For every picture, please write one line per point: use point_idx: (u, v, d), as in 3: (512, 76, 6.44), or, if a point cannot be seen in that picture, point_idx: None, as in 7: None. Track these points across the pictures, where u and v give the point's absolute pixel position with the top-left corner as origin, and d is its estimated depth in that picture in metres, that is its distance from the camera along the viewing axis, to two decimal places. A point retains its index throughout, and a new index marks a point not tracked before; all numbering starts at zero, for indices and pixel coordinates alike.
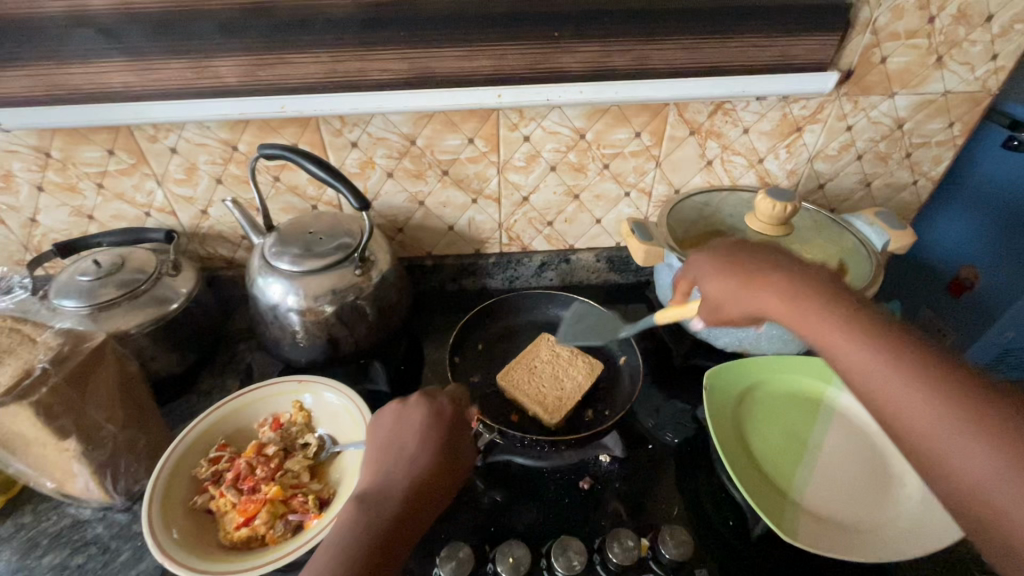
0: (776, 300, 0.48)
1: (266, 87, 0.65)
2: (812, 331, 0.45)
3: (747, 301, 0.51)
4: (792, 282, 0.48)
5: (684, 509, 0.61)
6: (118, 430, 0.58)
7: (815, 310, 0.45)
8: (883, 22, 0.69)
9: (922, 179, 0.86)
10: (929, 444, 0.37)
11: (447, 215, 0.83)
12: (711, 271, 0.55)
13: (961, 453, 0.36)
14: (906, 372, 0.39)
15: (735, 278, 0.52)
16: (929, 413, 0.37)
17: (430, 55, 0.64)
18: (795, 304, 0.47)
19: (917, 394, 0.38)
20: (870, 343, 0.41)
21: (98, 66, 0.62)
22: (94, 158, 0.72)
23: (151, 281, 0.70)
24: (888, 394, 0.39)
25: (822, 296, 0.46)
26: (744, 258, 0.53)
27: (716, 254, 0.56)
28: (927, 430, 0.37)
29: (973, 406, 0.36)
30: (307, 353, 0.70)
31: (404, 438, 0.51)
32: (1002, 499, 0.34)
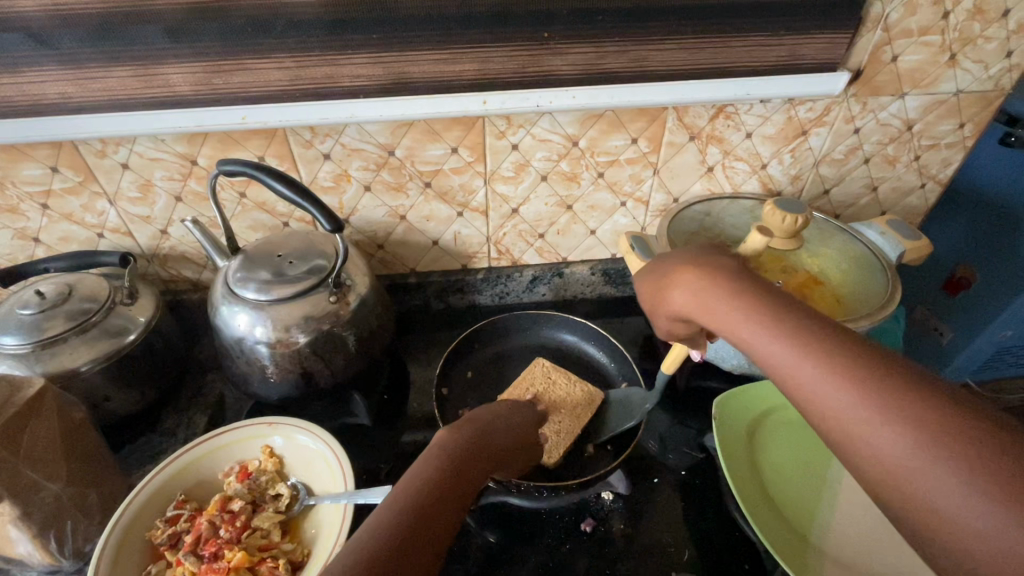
0: (689, 300, 0.44)
1: (224, 95, 0.59)
2: (729, 325, 0.40)
3: (666, 304, 0.46)
4: (707, 275, 0.43)
5: (695, 552, 0.57)
6: (62, 487, 0.52)
7: (728, 301, 0.41)
8: (895, 18, 0.64)
9: (929, 182, 0.82)
10: (852, 434, 0.32)
11: (431, 230, 0.78)
12: (639, 278, 0.50)
13: (884, 440, 0.31)
14: (821, 359, 0.35)
15: (662, 284, 0.47)
16: (847, 400, 0.33)
17: (407, 59, 0.58)
18: (712, 301, 0.42)
19: (828, 376, 0.34)
20: (784, 333, 0.37)
21: (31, 75, 0.55)
22: (34, 176, 0.65)
23: (103, 312, 0.63)
24: (806, 385, 0.35)
25: (734, 285, 0.42)
26: (663, 258, 0.48)
27: (645, 268, 0.51)
28: (846, 422, 0.33)
29: (892, 387, 0.32)
30: (280, 388, 0.64)
31: (489, 414, 0.55)
32: (930, 489, 0.29)
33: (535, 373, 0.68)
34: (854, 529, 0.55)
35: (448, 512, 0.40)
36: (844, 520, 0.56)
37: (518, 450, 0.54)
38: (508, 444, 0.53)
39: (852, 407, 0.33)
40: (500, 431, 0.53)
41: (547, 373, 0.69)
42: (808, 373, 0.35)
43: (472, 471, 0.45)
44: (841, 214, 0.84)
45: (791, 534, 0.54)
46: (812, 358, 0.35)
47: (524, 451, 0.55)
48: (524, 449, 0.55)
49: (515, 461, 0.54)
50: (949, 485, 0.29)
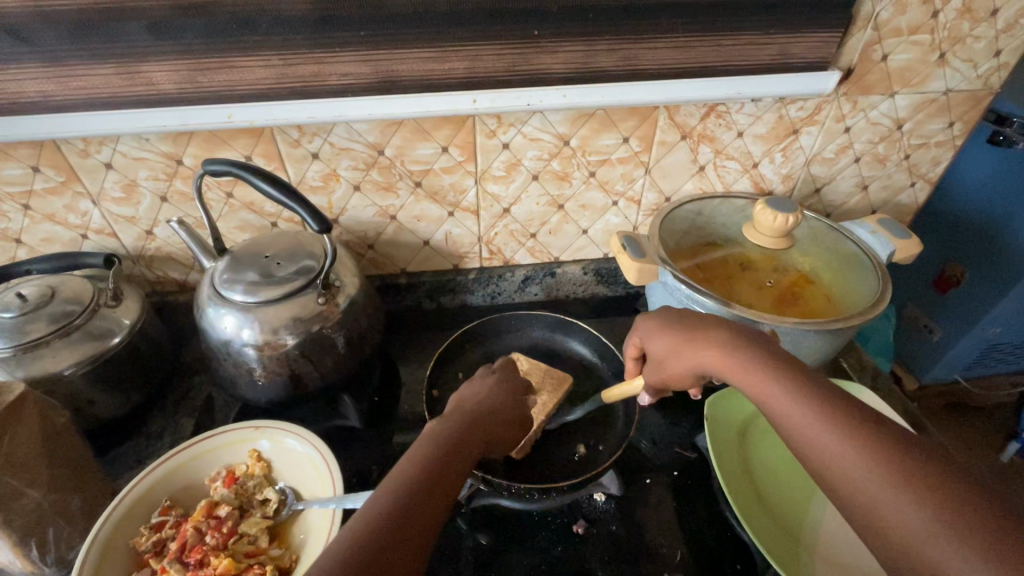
0: (715, 356, 0.47)
1: (209, 94, 0.58)
2: (750, 383, 0.44)
3: (691, 356, 0.49)
4: (732, 339, 0.47)
5: (688, 553, 0.56)
6: (44, 494, 0.51)
7: (751, 362, 0.45)
8: (885, 17, 0.64)
9: (919, 181, 0.82)
10: (862, 497, 0.35)
11: (422, 230, 0.77)
12: (654, 330, 0.54)
13: (892, 504, 0.34)
14: (840, 427, 0.38)
15: (678, 339, 0.51)
16: (858, 465, 0.36)
17: (396, 57, 0.58)
18: (736, 363, 0.46)
19: (846, 443, 0.37)
20: (802, 396, 0.41)
21: (9, 72, 0.53)
22: (15, 176, 0.64)
23: (86, 314, 0.61)
24: (822, 446, 0.38)
25: (757, 350, 0.46)
26: (687, 316, 0.52)
27: (658, 315, 0.55)
28: (856, 484, 0.36)
29: (901, 456, 0.35)
30: (268, 390, 0.63)
31: (478, 394, 0.54)
32: (935, 554, 0.32)
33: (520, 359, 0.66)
34: (843, 527, 0.55)
35: (441, 495, 0.40)
36: (838, 520, 0.56)
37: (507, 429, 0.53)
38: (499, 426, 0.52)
39: (863, 471, 0.36)
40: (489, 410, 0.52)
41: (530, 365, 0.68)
42: (824, 435, 0.38)
43: (466, 453, 0.45)
44: (832, 213, 0.84)
45: (780, 532, 0.54)
46: (827, 423, 0.38)
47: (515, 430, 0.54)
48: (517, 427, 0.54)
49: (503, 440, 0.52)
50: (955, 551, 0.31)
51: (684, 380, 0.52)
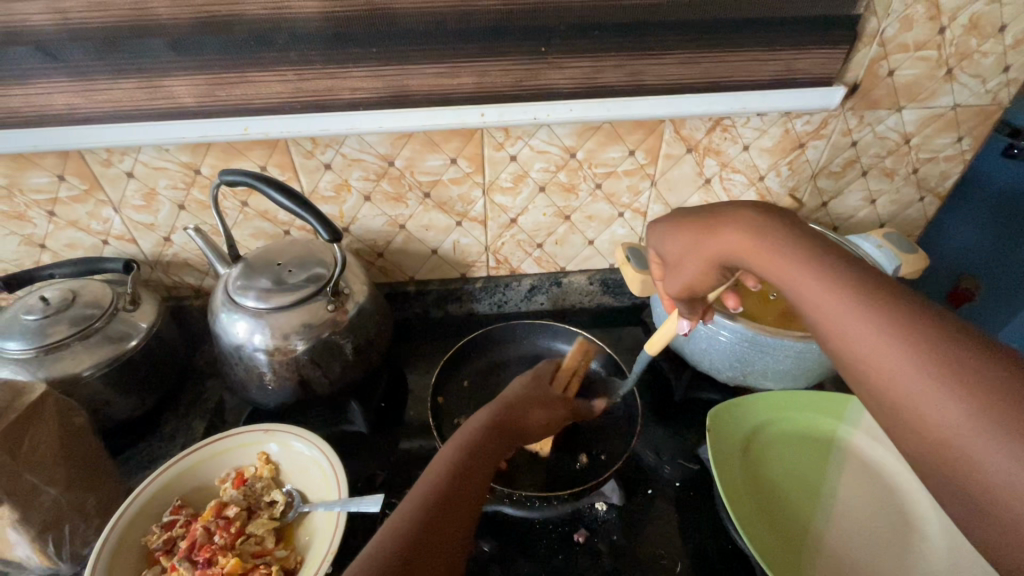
0: (739, 242, 0.43)
1: (227, 107, 0.60)
2: (777, 268, 0.40)
3: (712, 249, 0.46)
4: (762, 222, 0.43)
5: (688, 564, 0.57)
6: (61, 491, 0.52)
7: (781, 249, 0.40)
8: (891, 33, 0.65)
9: (928, 195, 0.82)
10: (892, 390, 0.31)
11: (431, 239, 0.78)
12: (673, 228, 0.50)
13: (926, 393, 0.30)
14: (873, 311, 0.33)
15: (698, 233, 0.47)
16: (890, 353, 0.31)
17: (407, 72, 0.59)
18: (761, 245, 0.42)
19: (875, 330, 0.33)
20: (836, 281, 0.36)
21: (39, 86, 0.56)
22: (42, 184, 0.66)
23: (106, 317, 0.64)
24: (851, 335, 0.34)
25: (785, 234, 0.41)
26: (710, 207, 0.48)
27: (676, 215, 0.51)
28: (884, 373, 0.32)
29: (944, 344, 0.30)
30: (278, 394, 0.65)
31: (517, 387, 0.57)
32: (972, 447, 0.28)
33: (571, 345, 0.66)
34: (845, 542, 0.55)
35: (468, 501, 0.42)
36: (839, 535, 0.56)
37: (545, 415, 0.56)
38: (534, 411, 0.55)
39: (896, 358, 0.31)
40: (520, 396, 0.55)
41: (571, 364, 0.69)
42: (855, 322, 0.34)
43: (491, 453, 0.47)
44: (840, 226, 0.85)
45: (778, 544, 0.55)
46: (860, 309, 0.34)
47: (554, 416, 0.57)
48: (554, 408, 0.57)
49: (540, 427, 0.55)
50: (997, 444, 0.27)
51: (704, 280, 0.48)
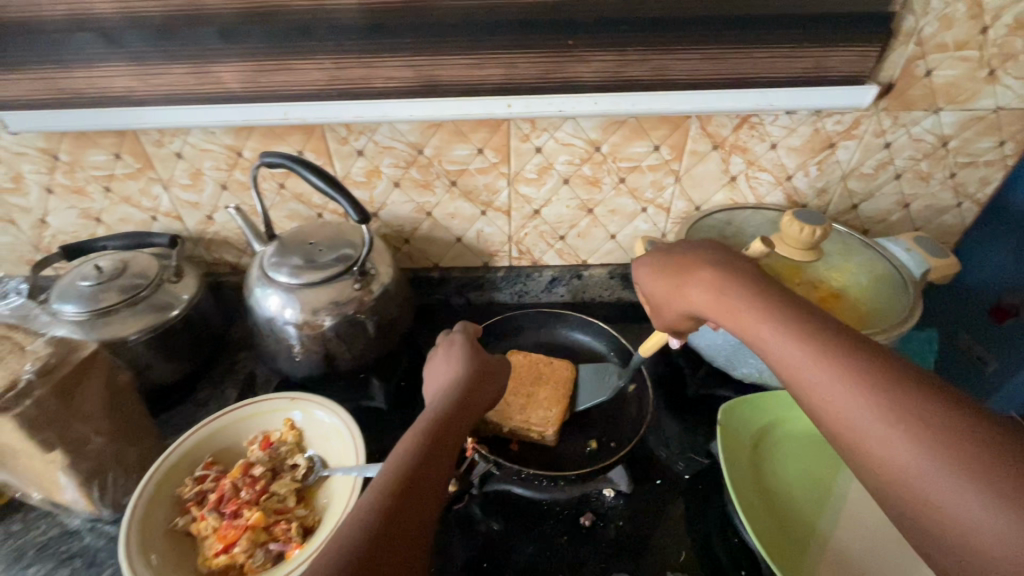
0: (702, 295, 0.47)
1: (269, 93, 0.64)
2: (740, 322, 0.43)
3: (683, 296, 0.49)
4: (727, 281, 0.46)
5: (692, 554, 0.57)
6: (105, 442, 0.57)
7: (744, 305, 0.43)
8: (929, 32, 0.63)
9: (966, 201, 0.80)
10: (855, 438, 0.34)
11: (455, 227, 0.81)
12: (652, 275, 0.54)
13: (883, 440, 0.33)
14: (831, 362, 0.37)
15: (670, 282, 0.51)
16: (851, 405, 0.35)
17: (438, 63, 0.62)
18: (725, 299, 0.45)
19: (835, 380, 0.36)
20: (795, 333, 0.39)
21: (102, 69, 0.61)
22: (100, 162, 0.72)
23: (151, 288, 0.69)
24: (812, 387, 0.37)
25: (745, 289, 0.44)
26: (685, 257, 0.51)
27: (652, 259, 0.55)
28: (849, 423, 0.35)
29: (894, 390, 0.34)
30: (305, 366, 0.68)
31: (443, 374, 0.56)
32: (927, 489, 0.31)
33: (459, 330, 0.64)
34: (857, 542, 0.55)
35: (432, 490, 0.41)
36: (848, 535, 0.55)
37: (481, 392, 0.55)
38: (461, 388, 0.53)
39: (864, 411, 0.34)
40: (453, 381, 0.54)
41: (525, 356, 0.71)
42: (820, 377, 0.37)
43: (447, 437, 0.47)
44: (870, 230, 0.83)
45: (788, 544, 0.55)
46: (821, 362, 0.37)
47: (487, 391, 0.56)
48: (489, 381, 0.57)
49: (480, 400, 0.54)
50: (959, 491, 0.30)
51: (681, 321, 0.52)
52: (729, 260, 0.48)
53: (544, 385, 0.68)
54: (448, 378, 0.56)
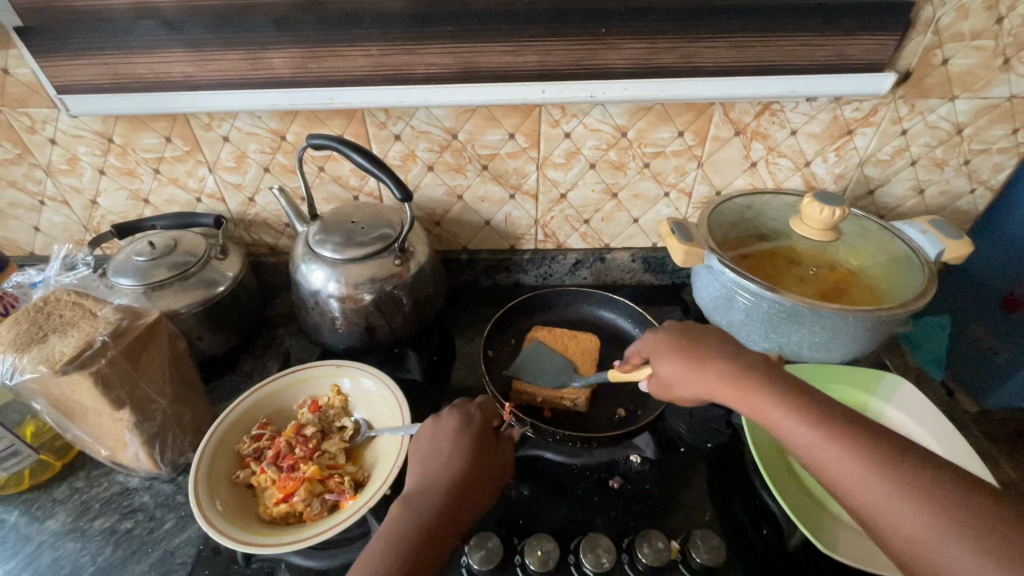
0: (719, 384, 0.51)
1: (316, 78, 0.67)
2: (759, 409, 0.48)
3: (700, 382, 0.53)
4: (747, 371, 0.50)
5: (715, 514, 0.60)
6: (168, 404, 0.61)
7: (760, 390, 0.49)
8: (946, 22, 0.66)
9: (980, 187, 0.82)
10: (878, 509, 0.41)
11: (484, 210, 0.84)
12: (662, 355, 0.58)
13: (898, 510, 0.39)
14: (841, 442, 0.43)
15: (686, 365, 0.55)
16: (866, 478, 0.41)
17: (476, 50, 0.65)
18: (742, 387, 0.50)
19: (850, 459, 0.42)
20: (810, 416, 0.46)
21: (161, 55, 0.65)
22: (151, 145, 0.75)
23: (200, 264, 0.72)
24: (830, 462, 0.43)
25: (760, 375, 0.50)
26: (699, 345, 0.55)
27: (660, 337, 0.59)
28: (869, 499, 0.41)
29: (900, 463, 0.41)
30: (346, 338, 0.72)
31: (448, 447, 0.54)
32: (941, 551, 0.37)
33: (476, 405, 0.61)
34: None
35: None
36: None
37: (467, 499, 0.52)
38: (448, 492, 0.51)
39: (873, 484, 0.41)
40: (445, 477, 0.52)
41: (552, 332, 0.76)
42: (838, 454, 0.43)
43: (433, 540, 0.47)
44: (886, 215, 0.85)
45: (812, 504, 0.57)
46: (838, 441, 0.43)
47: (474, 495, 0.53)
48: (480, 485, 0.54)
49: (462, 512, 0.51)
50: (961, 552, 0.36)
51: (690, 401, 0.56)
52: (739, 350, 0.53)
53: (574, 355, 0.73)
54: (448, 455, 0.54)
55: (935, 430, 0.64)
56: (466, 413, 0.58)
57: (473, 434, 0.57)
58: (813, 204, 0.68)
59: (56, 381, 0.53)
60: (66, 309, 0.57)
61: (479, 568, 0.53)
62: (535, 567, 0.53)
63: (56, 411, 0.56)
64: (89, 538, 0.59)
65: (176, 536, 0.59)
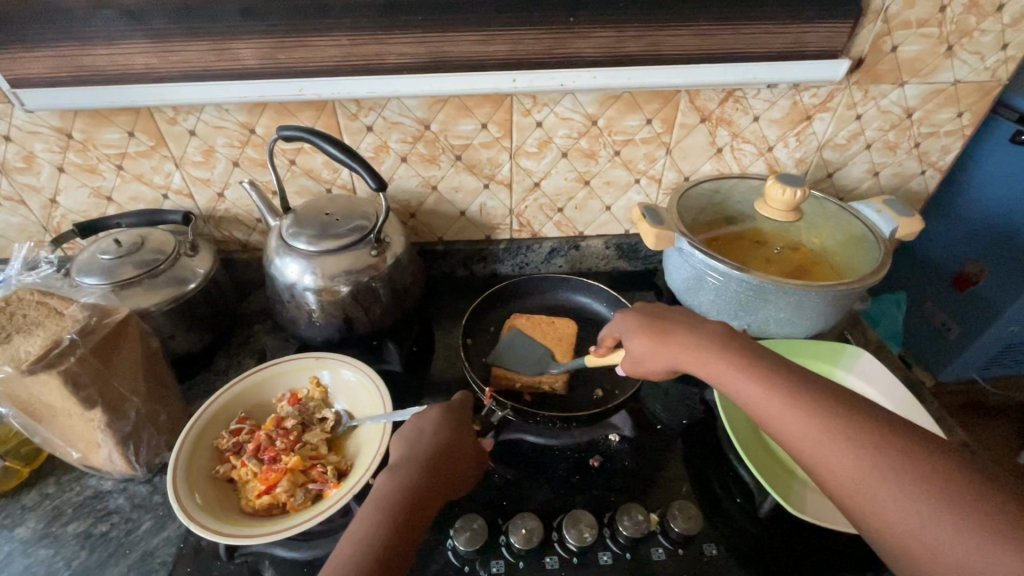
0: (683, 351, 0.54)
1: (286, 70, 0.67)
2: (720, 374, 0.51)
3: (670, 353, 0.55)
4: (709, 339, 0.53)
5: (692, 486, 0.63)
6: (142, 403, 0.60)
7: (718, 356, 0.51)
8: (895, 10, 0.70)
9: (930, 168, 0.86)
10: (823, 462, 0.43)
11: (459, 201, 0.84)
12: (635, 331, 0.60)
13: (838, 458, 0.42)
14: (790, 399, 0.46)
15: (657, 340, 0.57)
16: (816, 433, 0.43)
17: (447, 40, 0.66)
18: (704, 355, 0.52)
19: (798, 415, 0.45)
20: (758, 378, 0.48)
21: (122, 47, 0.63)
22: (114, 140, 0.73)
23: (170, 261, 0.71)
24: (783, 421, 0.45)
25: (718, 344, 0.52)
26: (665, 319, 0.58)
27: (632, 312, 0.62)
28: (817, 454, 0.43)
29: (850, 420, 0.43)
30: (324, 330, 0.72)
31: (425, 435, 0.54)
32: (880, 501, 0.40)
33: (456, 399, 0.60)
34: None
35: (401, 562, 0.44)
36: None
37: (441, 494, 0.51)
38: (427, 483, 0.50)
39: (821, 439, 0.43)
40: (419, 470, 0.50)
41: (530, 319, 0.78)
42: (786, 412, 0.45)
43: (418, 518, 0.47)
44: (844, 196, 0.89)
45: (784, 473, 0.60)
46: (787, 400, 0.46)
47: (445, 490, 0.51)
48: (461, 477, 0.54)
49: (434, 505, 0.50)
50: (896, 498, 0.39)
51: (662, 375, 0.58)
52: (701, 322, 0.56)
53: (550, 340, 0.75)
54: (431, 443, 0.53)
55: (893, 395, 0.68)
56: (446, 404, 0.58)
57: (451, 424, 0.56)
58: (772, 186, 0.71)
59: (23, 382, 0.52)
60: (30, 309, 0.56)
61: (466, 549, 0.54)
62: (519, 545, 0.54)
63: (24, 413, 0.55)
64: (63, 543, 0.57)
65: (154, 536, 0.58)
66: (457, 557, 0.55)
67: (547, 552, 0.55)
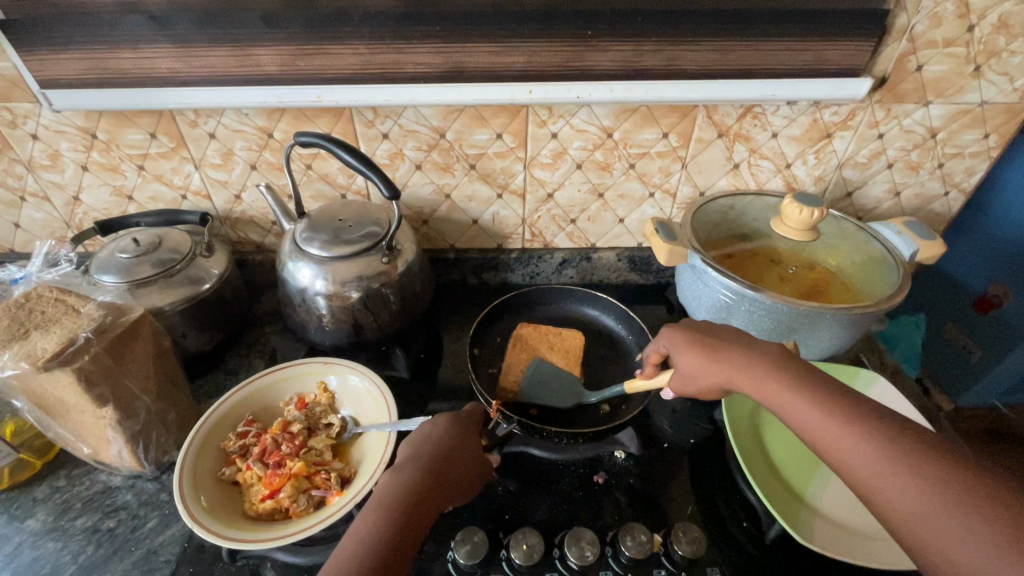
0: (732, 366, 0.54)
1: (304, 77, 0.68)
2: (767, 393, 0.50)
3: (722, 371, 0.54)
4: (753, 357, 0.53)
5: (697, 507, 0.61)
6: (152, 402, 0.61)
7: (773, 379, 0.50)
8: (920, 30, 0.68)
9: (953, 190, 0.85)
10: (870, 480, 0.42)
11: (472, 209, 0.85)
12: (680, 348, 0.59)
13: (907, 494, 0.40)
14: (838, 416, 0.45)
15: (704, 356, 0.56)
16: (863, 452, 0.43)
17: (465, 51, 0.66)
18: (749, 374, 0.52)
19: (845, 433, 0.44)
20: (805, 395, 0.48)
21: (146, 51, 0.64)
22: (136, 141, 0.75)
23: (185, 262, 0.72)
24: (831, 438, 0.45)
25: (763, 363, 0.52)
26: (711, 337, 0.57)
27: (675, 328, 0.61)
28: (866, 474, 0.42)
29: (898, 440, 0.42)
30: (333, 335, 0.72)
31: (432, 441, 0.54)
32: (927, 526, 0.38)
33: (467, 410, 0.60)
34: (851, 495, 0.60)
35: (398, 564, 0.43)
36: (835, 491, 0.60)
37: (442, 500, 0.50)
38: (426, 486, 0.49)
39: (870, 457, 0.42)
40: (424, 473, 0.50)
41: (537, 329, 0.79)
42: (835, 429, 0.45)
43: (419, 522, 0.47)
44: (863, 216, 0.88)
45: (791, 499, 0.59)
46: (834, 418, 0.45)
47: (446, 500, 0.51)
48: (464, 485, 0.53)
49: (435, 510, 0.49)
50: (947, 522, 0.37)
51: (712, 393, 0.57)
52: (746, 342, 0.55)
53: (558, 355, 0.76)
54: (438, 450, 0.53)
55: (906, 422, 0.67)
56: (455, 415, 0.58)
57: (458, 433, 0.56)
58: (789, 207, 0.69)
59: (38, 378, 0.53)
60: (48, 306, 0.57)
61: (465, 563, 0.53)
62: (520, 561, 0.53)
63: (38, 407, 0.56)
64: (70, 537, 0.58)
65: (159, 535, 0.59)
66: (456, 569, 0.54)
67: (547, 569, 0.55)
